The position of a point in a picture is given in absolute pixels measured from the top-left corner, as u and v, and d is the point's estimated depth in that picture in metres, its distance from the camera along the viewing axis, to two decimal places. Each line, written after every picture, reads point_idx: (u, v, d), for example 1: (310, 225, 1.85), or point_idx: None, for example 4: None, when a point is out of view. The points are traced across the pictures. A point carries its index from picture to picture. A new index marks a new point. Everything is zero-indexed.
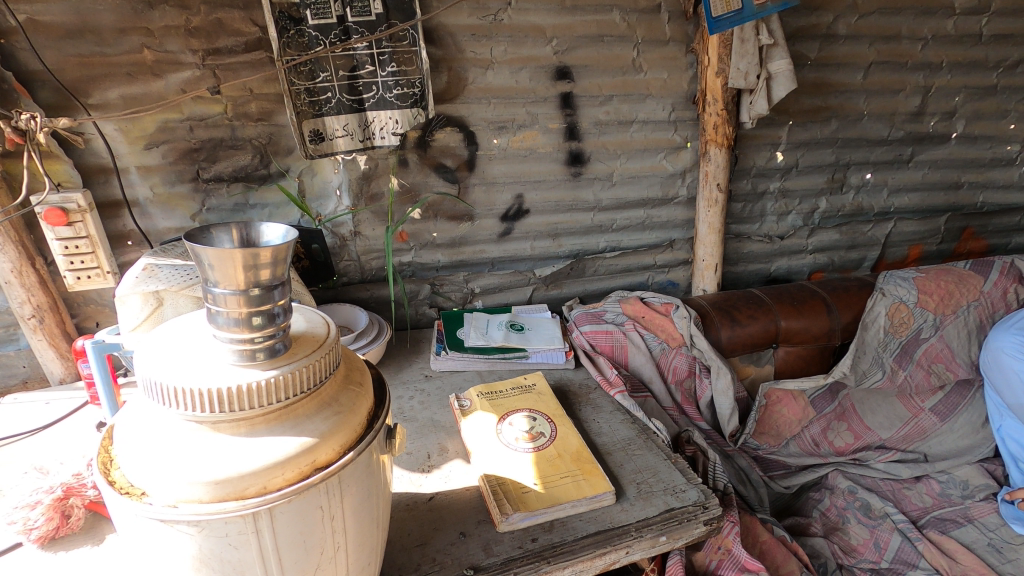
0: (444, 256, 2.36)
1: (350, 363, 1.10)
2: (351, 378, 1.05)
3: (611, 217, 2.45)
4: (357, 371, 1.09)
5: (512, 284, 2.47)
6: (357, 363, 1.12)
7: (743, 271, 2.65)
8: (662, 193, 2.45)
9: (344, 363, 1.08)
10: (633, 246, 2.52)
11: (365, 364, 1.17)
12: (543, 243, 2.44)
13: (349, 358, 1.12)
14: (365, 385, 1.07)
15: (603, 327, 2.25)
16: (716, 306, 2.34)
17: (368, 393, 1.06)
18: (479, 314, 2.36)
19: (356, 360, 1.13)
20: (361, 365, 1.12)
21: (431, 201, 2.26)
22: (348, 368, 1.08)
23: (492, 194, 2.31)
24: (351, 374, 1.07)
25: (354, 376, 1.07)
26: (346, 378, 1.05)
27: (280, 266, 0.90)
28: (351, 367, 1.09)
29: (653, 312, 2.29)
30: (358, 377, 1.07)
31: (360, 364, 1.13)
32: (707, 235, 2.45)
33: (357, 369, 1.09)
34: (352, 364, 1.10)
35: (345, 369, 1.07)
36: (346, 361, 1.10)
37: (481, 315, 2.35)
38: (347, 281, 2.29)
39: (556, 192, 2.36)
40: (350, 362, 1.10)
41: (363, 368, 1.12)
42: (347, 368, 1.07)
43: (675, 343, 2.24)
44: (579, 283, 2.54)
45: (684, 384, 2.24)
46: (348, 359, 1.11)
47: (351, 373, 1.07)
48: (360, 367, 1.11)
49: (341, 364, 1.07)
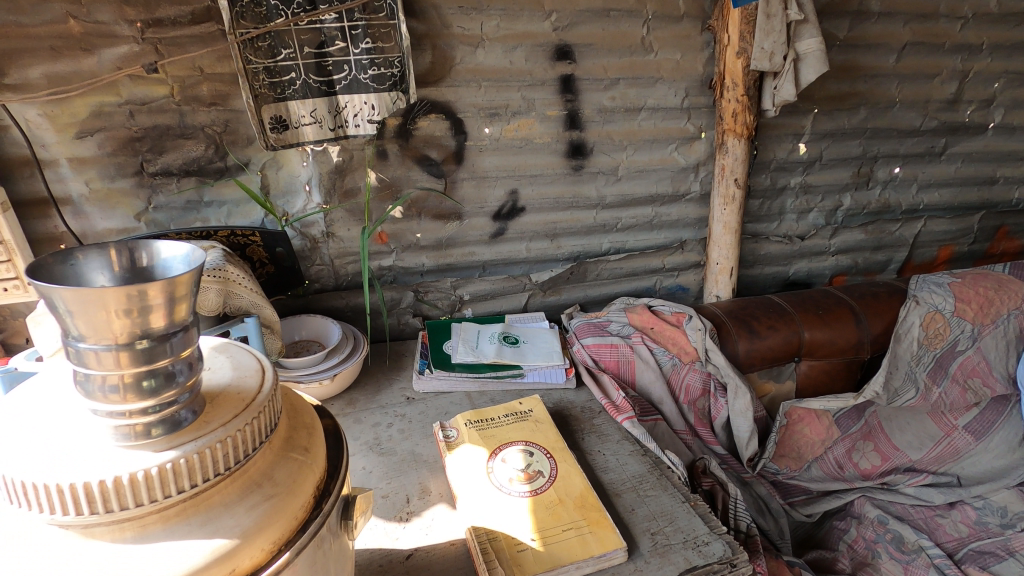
0: (429, 259, 2.11)
1: (296, 419, 0.84)
2: (294, 442, 0.80)
3: (615, 216, 2.20)
4: (303, 431, 0.83)
5: (506, 291, 2.21)
6: (305, 418, 0.86)
7: (759, 275, 2.41)
8: (673, 189, 2.20)
9: (286, 420, 0.83)
10: (640, 248, 2.28)
11: (318, 415, 0.91)
12: (540, 245, 2.19)
13: (294, 410, 0.86)
14: (313, 449, 0.81)
15: (607, 341, 2.01)
16: (732, 316, 2.10)
17: (316, 462, 0.80)
18: (469, 324, 2.11)
19: (305, 413, 0.87)
20: (310, 420, 0.86)
21: (414, 198, 2.01)
22: (291, 428, 0.82)
23: (483, 190, 2.06)
24: (294, 435, 0.81)
25: (297, 438, 0.81)
26: (287, 442, 0.79)
27: (184, 302, 0.64)
28: (295, 425, 0.83)
29: (662, 324, 2.05)
30: (304, 440, 0.81)
31: (309, 417, 0.87)
32: (722, 236, 2.20)
33: (304, 428, 0.84)
34: (297, 420, 0.84)
35: (287, 429, 0.81)
36: (290, 416, 0.85)
37: (471, 325, 2.11)
38: (320, 288, 2.05)
39: (555, 188, 2.11)
40: (294, 417, 0.85)
41: (313, 423, 0.87)
42: (290, 428, 0.82)
43: (688, 358, 2.00)
44: (579, 288, 2.30)
45: (697, 403, 2.01)
46: (292, 413, 0.85)
47: (294, 435, 0.81)
48: (308, 423, 0.85)
49: (281, 423, 0.81)
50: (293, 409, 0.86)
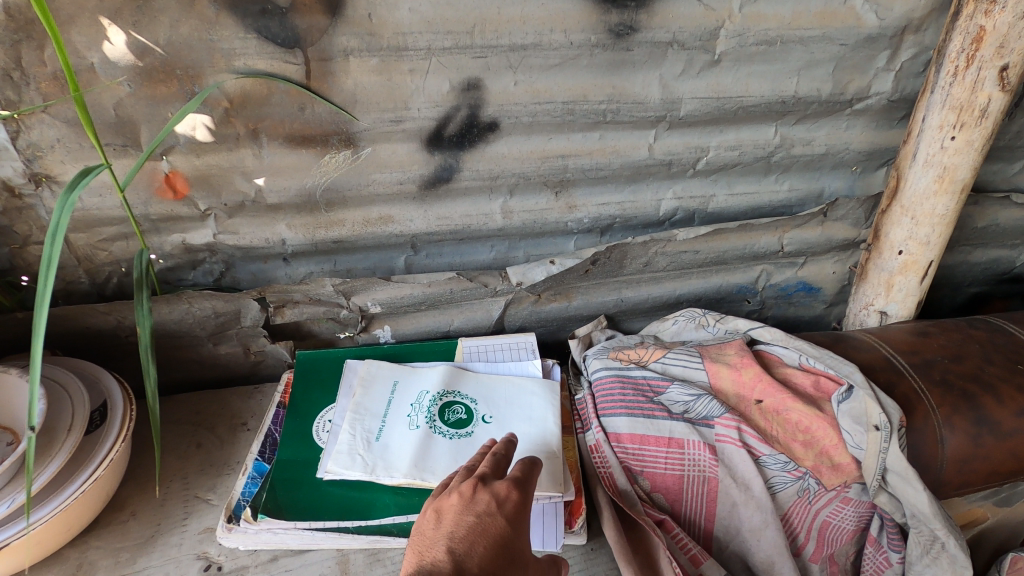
0: (293, 231, 1.01)
1: (471, 512, 0.63)
2: (501, 546, 0.60)
3: (693, 145, 1.03)
4: (493, 540, 0.60)
5: (460, 297, 1.10)
6: (481, 495, 0.65)
7: (958, 265, 1.24)
8: (829, 88, 0.99)
9: (441, 535, 0.60)
10: (732, 212, 1.14)
11: None
12: (529, 203, 1.06)
13: (454, 504, 0.64)
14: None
15: (660, 433, 0.94)
16: (934, 377, 0.97)
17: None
18: (379, 367, 1.04)
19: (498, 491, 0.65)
20: (510, 491, 0.67)
21: (236, 95, 0.86)
22: (471, 543, 0.59)
23: (399, 80, 0.89)
24: (474, 557, 0.57)
25: (459, 560, 0.57)
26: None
27: None
28: (474, 531, 0.60)
29: (785, 398, 0.94)
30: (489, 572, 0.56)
31: (522, 504, 0.66)
32: (927, 197, 1.01)
33: (484, 512, 0.63)
34: (495, 505, 0.64)
35: (416, 552, 0.60)
36: (436, 522, 0.63)
37: (382, 369, 1.04)
38: (65, 291, 0.98)
39: (566, 80, 0.92)
40: (466, 504, 0.64)
41: (486, 492, 0.65)
42: (456, 541, 0.59)
43: (838, 479, 0.90)
44: (607, 288, 1.17)
45: (840, 559, 0.95)
46: (421, 521, 0.64)
47: (468, 561, 0.57)
48: (511, 498, 0.66)
49: (408, 562, 0.60)
50: (446, 506, 0.65)
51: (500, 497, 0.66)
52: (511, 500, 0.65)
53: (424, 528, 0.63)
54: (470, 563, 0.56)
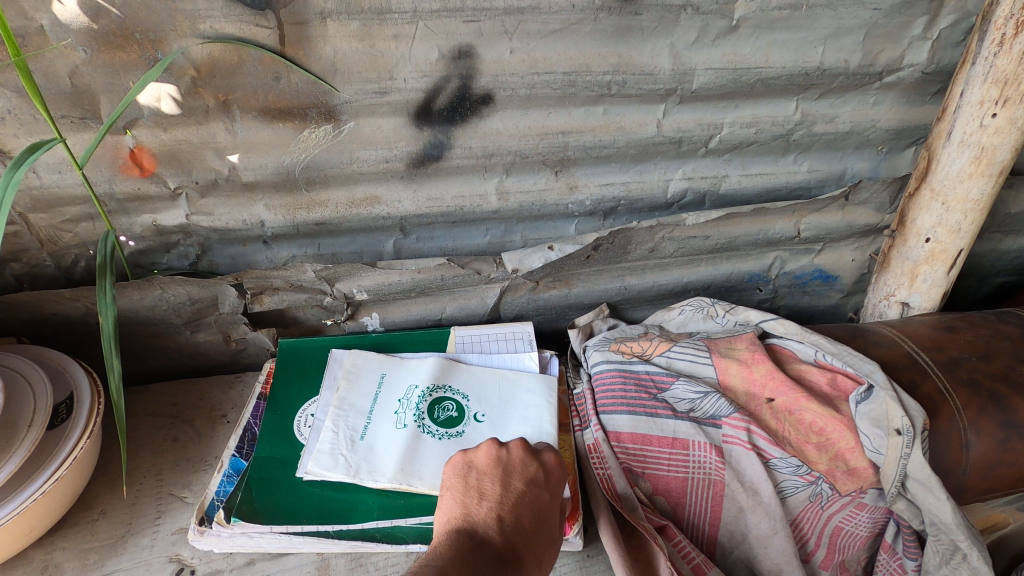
0: (272, 213, 0.94)
1: (521, 477, 0.67)
2: (544, 517, 0.64)
3: (706, 122, 0.94)
4: (541, 513, 0.64)
5: (452, 284, 1.03)
6: (531, 463, 0.69)
7: (987, 253, 1.16)
8: (857, 59, 0.90)
9: (492, 494, 0.64)
10: (745, 194, 1.05)
11: None
12: (526, 183, 0.98)
13: (502, 464, 0.68)
14: (548, 555, 0.62)
15: (664, 432, 0.88)
16: (960, 376, 0.90)
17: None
18: (365, 359, 0.98)
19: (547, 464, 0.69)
20: (555, 465, 0.71)
21: (202, 62, 0.78)
22: (519, 510, 0.63)
23: (383, 48, 0.80)
24: (522, 527, 0.62)
25: (507, 527, 0.61)
26: (501, 548, 0.58)
27: None
28: (523, 501, 0.64)
29: (799, 398, 0.88)
30: (532, 543, 0.61)
31: (563, 480, 0.71)
32: (961, 179, 0.93)
33: (533, 481, 0.67)
34: (542, 477, 0.68)
35: (462, 501, 0.64)
36: (482, 477, 0.66)
37: (368, 361, 0.97)
38: (29, 273, 0.92)
39: (567, 49, 0.84)
40: (515, 470, 0.68)
41: (536, 463, 0.69)
42: (506, 507, 0.62)
43: (856, 485, 0.84)
44: (610, 275, 1.10)
45: (852, 567, 0.87)
46: (463, 469, 0.68)
47: (515, 530, 0.61)
48: (556, 473, 0.70)
49: (451, 507, 0.64)
50: (493, 464, 0.68)
51: (544, 469, 0.70)
52: (555, 474, 0.70)
53: (467, 478, 0.66)
54: (517, 532, 0.61)
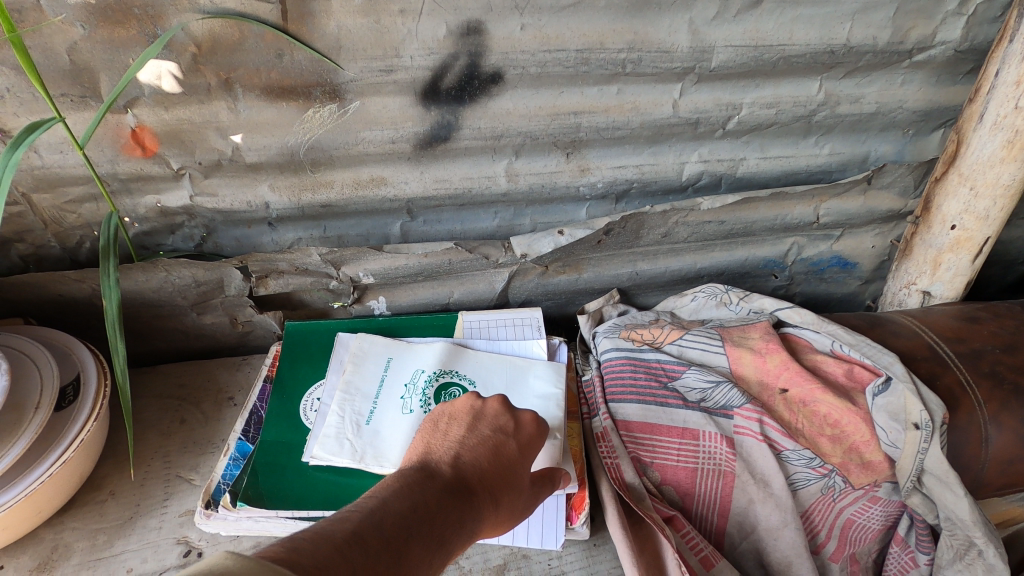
0: (277, 194, 0.92)
1: (490, 425, 0.66)
2: (505, 465, 0.62)
3: (724, 102, 0.91)
4: (503, 458, 0.63)
5: (459, 269, 1.02)
6: (504, 416, 0.68)
7: (1014, 239, 1.12)
8: (887, 36, 0.86)
9: (455, 436, 0.64)
10: (763, 178, 1.02)
11: None
12: (536, 165, 0.95)
13: (473, 411, 0.68)
14: (506, 500, 0.61)
15: (673, 423, 0.86)
16: (982, 369, 0.87)
17: (483, 531, 0.58)
18: (371, 342, 0.96)
19: (521, 418, 0.68)
20: (534, 424, 0.69)
21: (203, 39, 0.75)
22: (480, 453, 0.62)
23: (389, 23, 0.77)
24: (478, 467, 0.60)
25: (465, 466, 0.60)
26: (453, 482, 0.57)
27: None
28: (485, 443, 0.63)
29: (814, 389, 0.86)
30: (485, 484, 0.59)
31: (540, 439, 0.68)
32: (991, 164, 0.89)
33: (501, 428, 0.66)
34: (514, 429, 0.67)
35: (426, 440, 0.64)
36: (451, 422, 0.67)
37: (374, 345, 0.96)
38: (34, 254, 0.92)
39: (581, 25, 0.80)
40: (486, 418, 0.67)
41: (510, 414, 0.68)
42: (466, 448, 0.62)
43: (870, 478, 0.82)
44: (621, 260, 1.07)
45: (863, 560, 0.85)
46: (435, 414, 0.68)
47: (470, 467, 0.60)
48: (532, 430, 0.68)
49: (416, 445, 0.64)
50: (464, 413, 0.68)
51: (519, 423, 0.68)
52: (530, 428, 0.68)
53: (437, 423, 0.67)
54: (473, 472, 0.60)
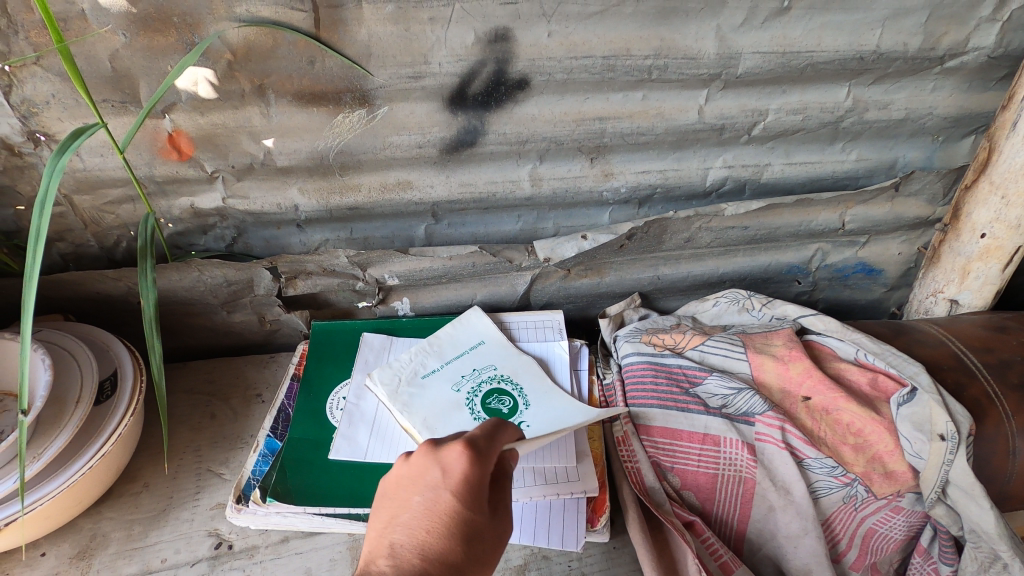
0: (306, 197, 0.94)
1: (421, 488, 0.59)
2: (450, 528, 0.55)
3: (749, 108, 0.91)
4: (442, 522, 0.55)
5: (482, 271, 1.03)
6: (433, 466, 0.59)
7: None
8: (918, 43, 0.85)
9: (393, 519, 0.58)
10: (788, 184, 1.02)
11: None
12: (560, 169, 0.96)
13: (406, 476, 0.61)
14: (464, 562, 0.54)
15: (694, 428, 0.86)
16: (1011, 380, 0.86)
17: None
18: (479, 318, 1.02)
19: (447, 461, 0.59)
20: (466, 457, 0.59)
21: (239, 46, 0.77)
22: (420, 531, 0.56)
23: (418, 31, 0.78)
24: (418, 547, 0.54)
25: (404, 552, 0.54)
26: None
27: None
28: (421, 515, 0.57)
29: (837, 397, 0.85)
30: (432, 565, 0.53)
31: (481, 469, 0.59)
32: None
33: (433, 485, 0.58)
34: (446, 478, 0.58)
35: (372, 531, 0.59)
36: (390, 499, 0.60)
37: (480, 322, 1.01)
38: (74, 253, 0.95)
39: (607, 32, 0.81)
40: (418, 479, 0.60)
41: (437, 462, 0.60)
42: (404, 530, 0.56)
43: (893, 488, 0.82)
44: (643, 264, 1.08)
45: (884, 570, 0.85)
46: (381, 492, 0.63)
47: (410, 553, 0.54)
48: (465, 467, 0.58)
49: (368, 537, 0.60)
50: (400, 480, 0.61)
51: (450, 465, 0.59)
52: (461, 468, 0.58)
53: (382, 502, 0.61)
54: (413, 556, 0.54)
